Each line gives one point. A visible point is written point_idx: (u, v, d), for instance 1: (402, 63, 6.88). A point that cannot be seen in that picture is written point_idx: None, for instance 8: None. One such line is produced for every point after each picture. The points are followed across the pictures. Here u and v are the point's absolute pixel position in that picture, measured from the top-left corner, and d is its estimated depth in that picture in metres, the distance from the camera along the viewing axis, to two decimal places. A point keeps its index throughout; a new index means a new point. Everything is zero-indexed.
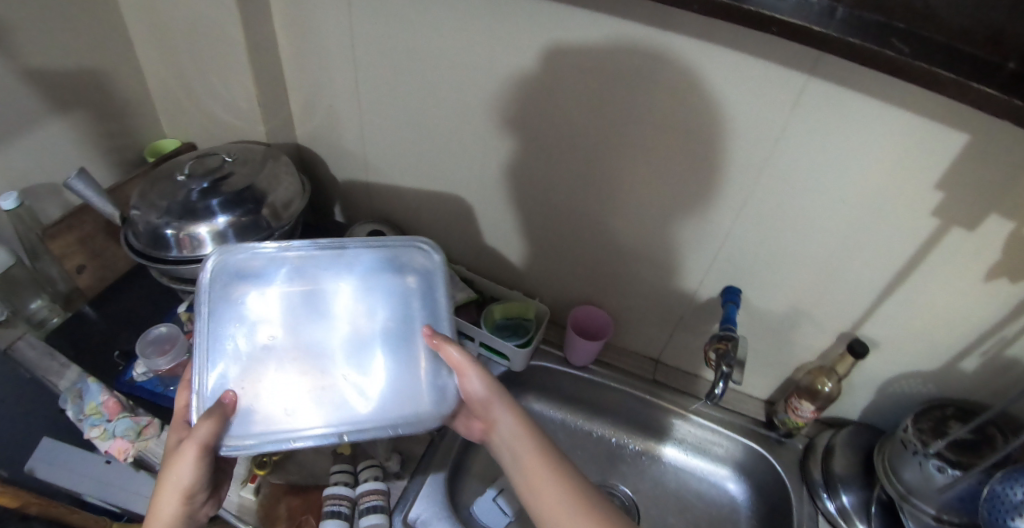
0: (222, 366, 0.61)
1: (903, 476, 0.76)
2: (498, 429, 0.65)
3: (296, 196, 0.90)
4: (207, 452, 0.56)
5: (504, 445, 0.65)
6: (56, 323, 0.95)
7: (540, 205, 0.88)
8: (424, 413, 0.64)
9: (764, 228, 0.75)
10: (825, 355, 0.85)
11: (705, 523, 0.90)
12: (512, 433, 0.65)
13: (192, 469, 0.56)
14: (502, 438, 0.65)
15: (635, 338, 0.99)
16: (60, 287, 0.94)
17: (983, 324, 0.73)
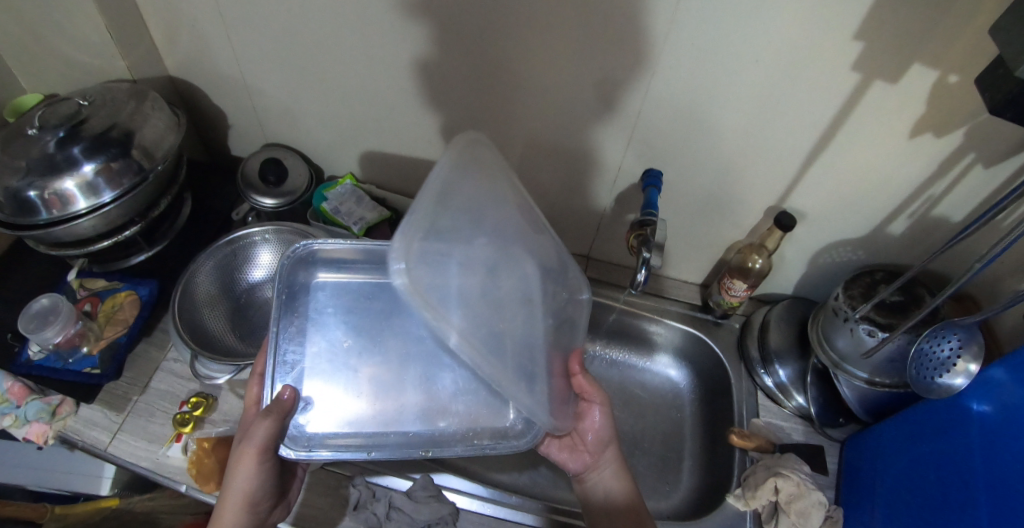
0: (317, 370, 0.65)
1: (836, 344, 0.76)
2: (600, 470, 0.69)
3: (169, 133, 0.79)
4: (264, 453, 0.58)
5: (602, 486, 0.68)
6: None
7: (441, 111, 0.78)
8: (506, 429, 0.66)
9: (684, 108, 0.69)
10: (754, 231, 0.82)
11: (650, 411, 0.91)
12: (613, 475, 0.69)
13: (251, 472, 0.57)
14: (602, 480, 0.68)
15: (564, 238, 0.94)
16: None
17: (910, 181, 0.71)
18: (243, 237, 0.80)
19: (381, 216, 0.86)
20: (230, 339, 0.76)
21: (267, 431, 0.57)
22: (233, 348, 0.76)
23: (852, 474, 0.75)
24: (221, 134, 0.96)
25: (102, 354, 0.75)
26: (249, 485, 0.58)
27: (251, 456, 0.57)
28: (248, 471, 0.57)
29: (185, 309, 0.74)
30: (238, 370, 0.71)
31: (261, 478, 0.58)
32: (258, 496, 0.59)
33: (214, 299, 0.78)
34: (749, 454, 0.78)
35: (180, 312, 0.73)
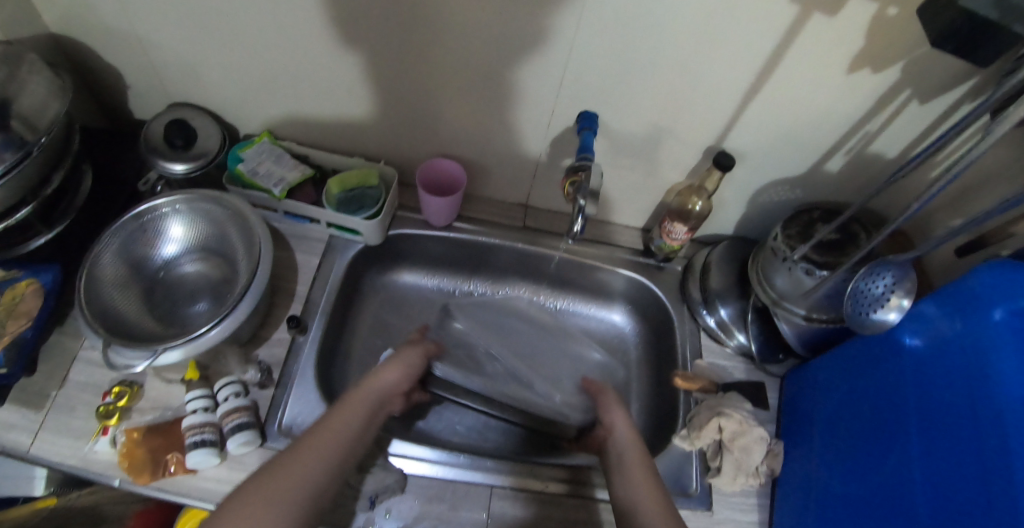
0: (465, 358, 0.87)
1: (775, 283, 0.77)
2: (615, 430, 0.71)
3: (51, 101, 0.70)
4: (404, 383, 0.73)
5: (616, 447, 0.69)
6: None
7: (358, 61, 0.72)
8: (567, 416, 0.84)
9: (620, 46, 0.65)
10: (694, 172, 0.80)
11: (594, 356, 0.91)
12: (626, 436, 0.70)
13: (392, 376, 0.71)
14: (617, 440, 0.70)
15: (497, 188, 0.88)
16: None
17: (847, 118, 0.70)
18: (150, 212, 0.74)
19: (304, 175, 0.79)
20: (146, 322, 0.71)
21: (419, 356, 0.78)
22: (150, 331, 0.71)
23: (793, 408, 0.77)
24: (116, 94, 0.86)
25: (6, 352, 0.69)
26: (376, 396, 0.67)
27: (395, 371, 0.72)
28: (388, 377, 0.70)
29: (90, 294, 0.68)
30: (154, 355, 0.64)
31: (395, 384, 0.70)
32: (380, 404, 0.67)
33: (124, 281, 0.72)
34: (694, 396, 0.78)
35: (86, 298, 0.67)
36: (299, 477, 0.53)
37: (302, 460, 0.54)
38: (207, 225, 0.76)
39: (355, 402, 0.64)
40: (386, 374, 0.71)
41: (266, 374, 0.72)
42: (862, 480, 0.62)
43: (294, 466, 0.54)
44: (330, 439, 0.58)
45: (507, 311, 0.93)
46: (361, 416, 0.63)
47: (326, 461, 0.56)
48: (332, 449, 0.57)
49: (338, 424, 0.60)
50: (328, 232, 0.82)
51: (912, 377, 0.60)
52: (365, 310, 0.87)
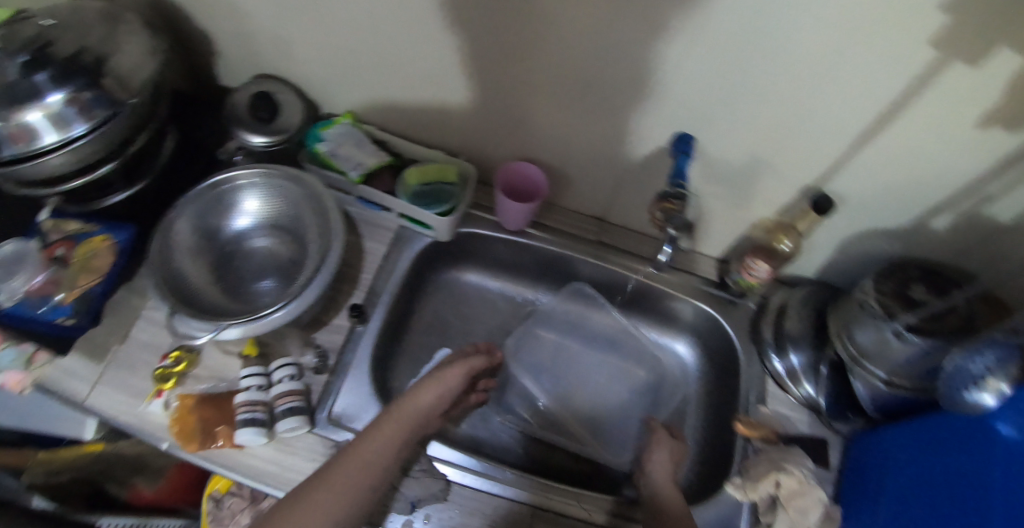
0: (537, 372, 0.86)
1: (856, 339, 0.72)
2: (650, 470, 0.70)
3: (146, 62, 0.71)
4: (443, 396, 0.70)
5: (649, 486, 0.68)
6: None
7: (449, 54, 0.70)
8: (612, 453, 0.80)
9: (729, 72, 0.61)
10: (786, 210, 0.76)
11: (651, 386, 0.87)
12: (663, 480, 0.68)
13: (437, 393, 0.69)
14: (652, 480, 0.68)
15: (575, 199, 0.85)
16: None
17: (966, 175, 0.64)
18: (228, 183, 0.74)
19: (382, 161, 0.79)
20: (214, 293, 0.71)
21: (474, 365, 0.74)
22: (217, 303, 0.71)
23: (856, 472, 0.73)
24: (205, 59, 0.86)
25: (75, 304, 0.70)
26: (415, 412, 0.65)
27: (438, 386, 0.70)
28: (427, 394, 0.68)
29: (162, 259, 0.68)
30: (217, 330, 0.64)
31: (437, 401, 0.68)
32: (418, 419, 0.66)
33: (196, 249, 0.73)
34: (752, 443, 0.75)
35: (158, 263, 0.68)
36: (333, 507, 0.54)
37: (331, 491, 0.55)
38: (284, 204, 0.75)
39: (389, 422, 0.62)
40: (429, 389, 0.69)
41: (323, 359, 0.71)
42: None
43: (329, 495, 0.54)
44: (368, 464, 0.58)
45: (575, 333, 0.90)
46: (402, 434, 0.62)
47: (360, 490, 0.56)
48: (363, 475, 0.57)
49: (371, 447, 0.59)
50: (398, 222, 0.81)
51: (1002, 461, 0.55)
52: (424, 305, 0.86)
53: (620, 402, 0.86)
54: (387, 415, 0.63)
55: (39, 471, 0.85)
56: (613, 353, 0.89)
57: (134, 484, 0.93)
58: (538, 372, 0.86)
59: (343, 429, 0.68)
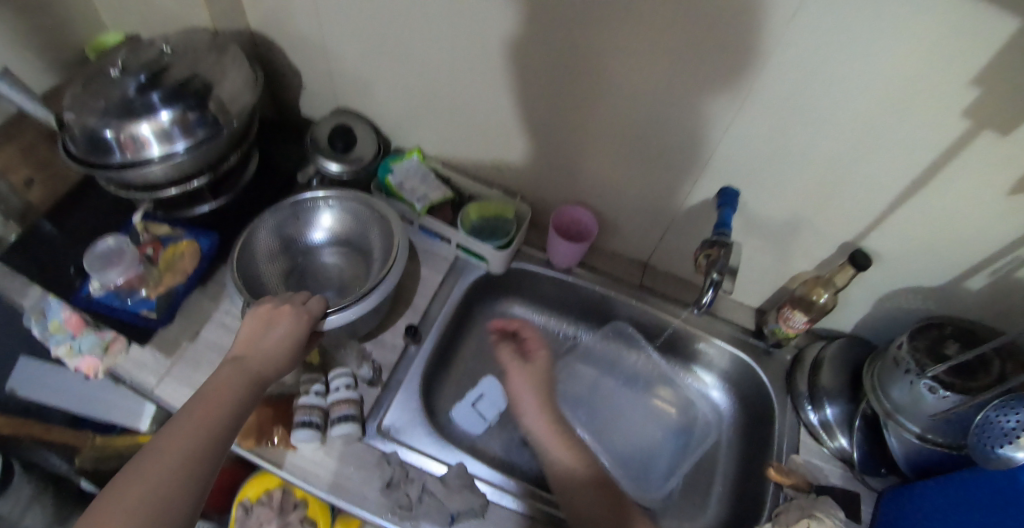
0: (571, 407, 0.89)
1: (891, 394, 0.73)
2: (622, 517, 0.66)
3: (245, 92, 0.79)
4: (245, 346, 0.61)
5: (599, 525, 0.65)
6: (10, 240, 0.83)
7: (514, 100, 0.76)
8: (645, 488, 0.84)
9: (774, 131, 0.66)
10: (824, 265, 0.79)
11: (683, 429, 0.90)
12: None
13: (284, 337, 0.62)
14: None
15: (620, 241, 0.90)
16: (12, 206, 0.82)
17: (999, 241, 0.67)
18: (309, 201, 0.81)
19: (445, 197, 0.86)
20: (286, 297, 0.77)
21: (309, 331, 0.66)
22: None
23: (886, 527, 0.73)
24: (291, 93, 0.95)
25: (158, 300, 0.77)
26: (274, 371, 0.61)
27: (273, 345, 0.61)
28: (272, 342, 0.61)
29: (243, 261, 0.74)
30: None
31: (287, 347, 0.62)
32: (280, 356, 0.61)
33: (273, 255, 0.79)
34: (784, 490, 0.75)
35: (239, 262, 0.74)
36: (152, 484, 0.47)
37: (164, 452, 0.49)
38: (356, 222, 0.82)
39: (237, 371, 0.58)
40: (260, 340, 0.61)
41: (376, 373, 0.76)
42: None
43: (141, 471, 0.47)
44: (205, 418, 0.53)
45: (611, 372, 0.94)
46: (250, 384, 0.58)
47: (201, 437, 0.52)
48: (222, 430, 0.54)
49: (217, 403, 0.55)
50: (454, 253, 0.87)
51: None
52: (470, 332, 0.90)
53: (652, 443, 0.89)
54: (230, 365, 0.59)
55: (89, 455, 0.87)
56: (647, 394, 0.93)
57: None
58: (573, 407, 0.89)
59: (390, 440, 0.72)
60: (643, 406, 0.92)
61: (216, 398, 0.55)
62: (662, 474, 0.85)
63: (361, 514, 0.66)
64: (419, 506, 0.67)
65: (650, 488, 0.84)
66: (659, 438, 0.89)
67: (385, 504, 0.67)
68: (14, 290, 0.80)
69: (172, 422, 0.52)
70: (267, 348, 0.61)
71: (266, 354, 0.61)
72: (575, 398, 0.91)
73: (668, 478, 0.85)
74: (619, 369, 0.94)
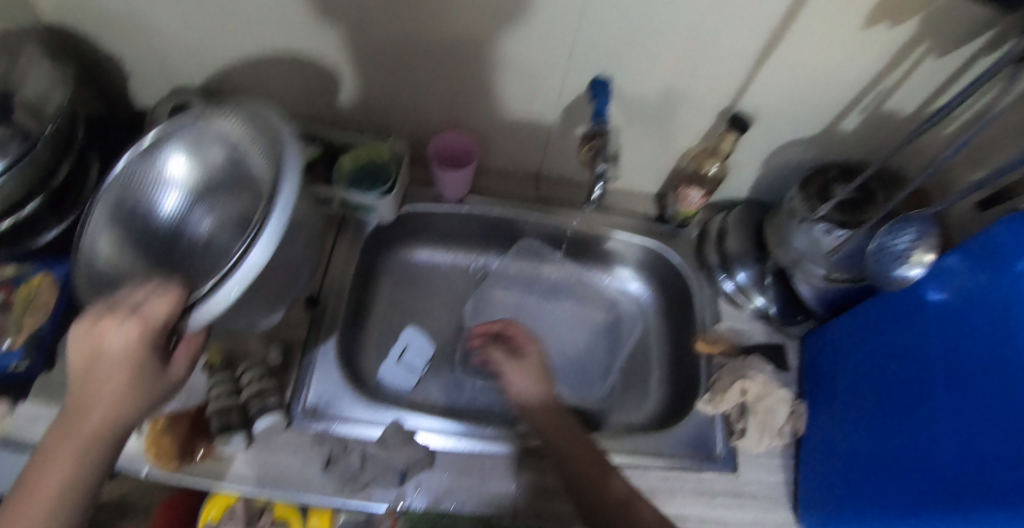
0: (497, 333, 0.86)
1: (793, 245, 0.76)
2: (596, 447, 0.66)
3: (55, 89, 0.69)
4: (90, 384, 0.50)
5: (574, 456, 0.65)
6: None
7: (359, 35, 0.70)
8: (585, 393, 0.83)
9: (628, 9, 0.63)
10: (709, 135, 0.79)
11: (609, 326, 0.90)
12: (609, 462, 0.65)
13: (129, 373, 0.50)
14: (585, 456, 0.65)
15: (506, 157, 0.86)
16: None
17: (862, 76, 0.70)
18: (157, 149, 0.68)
19: (313, 154, 0.78)
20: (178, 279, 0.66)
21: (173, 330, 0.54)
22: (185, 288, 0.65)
23: (813, 369, 0.78)
24: (115, 82, 0.84)
25: (26, 346, 0.68)
26: (131, 413, 0.52)
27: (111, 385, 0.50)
28: (105, 385, 0.49)
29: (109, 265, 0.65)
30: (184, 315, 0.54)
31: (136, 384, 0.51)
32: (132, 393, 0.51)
33: (144, 237, 0.68)
34: (715, 359, 0.78)
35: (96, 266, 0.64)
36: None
37: (33, 509, 0.47)
38: (224, 156, 0.68)
39: (74, 431, 0.49)
40: (93, 380, 0.50)
41: (287, 356, 0.72)
42: (899, 457, 0.60)
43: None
44: (52, 484, 0.48)
45: (530, 288, 0.91)
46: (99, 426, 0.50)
47: (60, 505, 0.48)
48: (83, 488, 0.49)
49: (64, 465, 0.49)
50: (339, 211, 0.80)
51: (963, 343, 0.55)
52: (382, 291, 0.86)
53: (585, 346, 0.88)
54: (68, 419, 0.50)
55: None
56: (569, 302, 0.91)
57: None
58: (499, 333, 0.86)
59: (321, 418, 0.69)
60: (568, 314, 0.90)
61: (64, 457, 0.49)
62: (598, 375, 0.85)
63: (309, 498, 0.64)
64: (364, 474, 0.65)
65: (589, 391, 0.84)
66: (589, 342, 0.88)
67: (332, 482, 0.65)
68: None
69: (21, 492, 0.48)
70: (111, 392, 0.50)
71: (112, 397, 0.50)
72: (499, 324, 0.87)
73: (604, 376, 0.85)
74: (537, 284, 0.91)
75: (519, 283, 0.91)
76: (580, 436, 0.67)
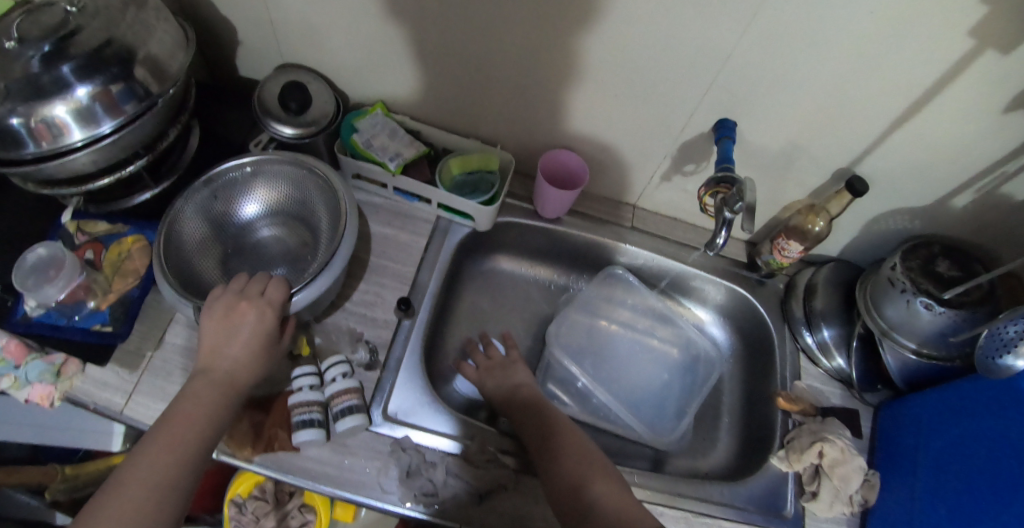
0: (576, 361, 0.85)
1: (886, 312, 0.74)
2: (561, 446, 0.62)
3: (178, 52, 0.69)
4: (217, 350, 0.56)
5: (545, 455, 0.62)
6: None
7: (491, 42, 0.69)
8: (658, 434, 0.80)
9: (774, 59, 0.62)
10: (818, 192, 0.78)
11: (684, 366, 0.87)
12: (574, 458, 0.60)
13: (251, 342, 0.57)
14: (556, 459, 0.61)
15: (608, 182, 0.85)
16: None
17: (988, 156, 0.67)
18: (234, 167, 0.71)
19: (420, 152, 0.78)
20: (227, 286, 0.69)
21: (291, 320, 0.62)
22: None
23: (887, 438, 0.76)
24: (225, 51, 0.83)
25: (112, 310, 0.68)
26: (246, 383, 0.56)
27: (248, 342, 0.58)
28: (241, 346, 0.57)
29: (171, 253, 0.66)
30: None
31: (256, 352, 0.57)
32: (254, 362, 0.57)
33: (205, 245, 0.70)
34: (792, 417, 0.77)
35: (166, 254, 0.65)
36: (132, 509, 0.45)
37: (142, 470, 0.48)
38: (299, 193, 0.73)
39: (206, 385, 0.54)
40: (226, 343, 0.57)
41: (374, 355, 0.71)
42: None
43: (116, 504, 0.45)
44: (175, 440, 0.50)
45: (609, 317, 0.89)
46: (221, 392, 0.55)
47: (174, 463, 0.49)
48: (196, 448, 0.51)
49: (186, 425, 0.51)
50: (435, 213, 0.81)
51: None
52: (464, 298, 0.86)
53: (659, 383, 0.86)
54: (199, 375, 0.55)
55: (61, 487, 0.79)
56: (646, 336, 0.89)
57: None
58: (577, 361, 0.85)
59: (399, 425, 0.68)
60: (643, 349, 0.88)
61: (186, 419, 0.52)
62: (672, 417, 0.82)
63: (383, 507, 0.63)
64: (444, 490, 0.65)
65: (664, 431, 0.80)
66: (665, 380, 0.86)
67: (407, 493, 0.64)
68: None
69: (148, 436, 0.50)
70: (234, 355, 0.56)
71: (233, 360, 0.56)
72: (578, 352, 0.86)
73: (678, 418, 0.82)
74: (615, 314, 0.90)
75: (599, 311, 0.89)
76: (540, 411, 0.68)
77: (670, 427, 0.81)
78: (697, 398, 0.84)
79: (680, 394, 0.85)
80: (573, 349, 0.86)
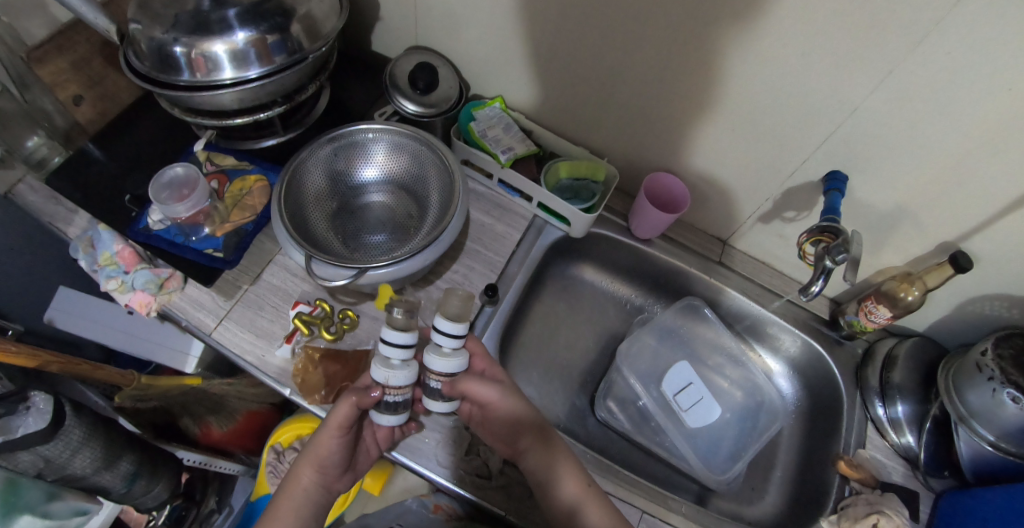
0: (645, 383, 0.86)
1: (966, 398, 0.70)
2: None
3: (331, 14, 0.73)
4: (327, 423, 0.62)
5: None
6: (57, 163, 0.76)
7: (619, 54, 0.71)
8: (709, 474, 0.80)
9: (903, 119, 0.62)
10: (917, 262, 0.77)
11: (748, 410, 0.86)
12: None
13: (330, 436, 0.60)
14: None
15: (705, 213, 0.86)
16: (59, 122, 0.77)
17: None
18: (359, 132, 0.75)
19: (530, 150, 0.82)
20: (333, 241, 0.72)
21: (349, 411, 0.60)
22: (335, 249, 0.71)
23: None
24: (368, 26, 0.88)
25: (225, 238, 0.73)
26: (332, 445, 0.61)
27: (316, 462, 0.61)
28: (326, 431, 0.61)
29: (290, 198, 0.70)
30: (357, 274, 0.64)
31: (334, 439, 0.61)
32: (337, 444, 0.61)
33: (321, 197, 0.74)
34: (850, 484, 0.75)
35: (286, 198, 0.69)
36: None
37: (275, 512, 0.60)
38: (415, 167, 0.76)
39: (313, 455, 0.61)
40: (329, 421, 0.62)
41: None
42: None
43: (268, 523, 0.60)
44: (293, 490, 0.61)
45: (681, 345, 0.90)
46: (321, 455, 0.61)
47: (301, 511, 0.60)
48: (307, 503, 0.61)
49: (288, 502, 0.60)
50: (533, 211, 0.84)
51: None
52: (542, 297, 0.89)
53: (717, 422, 0.85)
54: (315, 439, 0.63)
55: (131, 394, 0.78)
56: (713, 373, 0.89)
57: (207, 422, 0.91)
58: (646, 382, 0.86)
59: None
60: (710, 385, 0.88)
61: (289, 505, 0.60)
62: (726, 460, 0.82)
63: (436, 479, 0.66)
64: (500, 478, 0.67)
65: (715, 470, 0.81)
66: (726, 420, 0.86)
67: (460, 471, 0.66)
68: (61, 217, 0.75)
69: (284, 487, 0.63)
70: (317, 436, 0.62)
71: (320, 440, 0.61)
72: (648, 374, 0.87)
73: (730, 461, 0.82)
74: (684, 343, 0.91)
75: (673, 336, 0.91)
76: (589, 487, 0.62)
77: (720, 468, 0.81)
78: (754, 444, 0.83)
79: (736, 436, 0.84)
80: (644, 370, 0.87)
